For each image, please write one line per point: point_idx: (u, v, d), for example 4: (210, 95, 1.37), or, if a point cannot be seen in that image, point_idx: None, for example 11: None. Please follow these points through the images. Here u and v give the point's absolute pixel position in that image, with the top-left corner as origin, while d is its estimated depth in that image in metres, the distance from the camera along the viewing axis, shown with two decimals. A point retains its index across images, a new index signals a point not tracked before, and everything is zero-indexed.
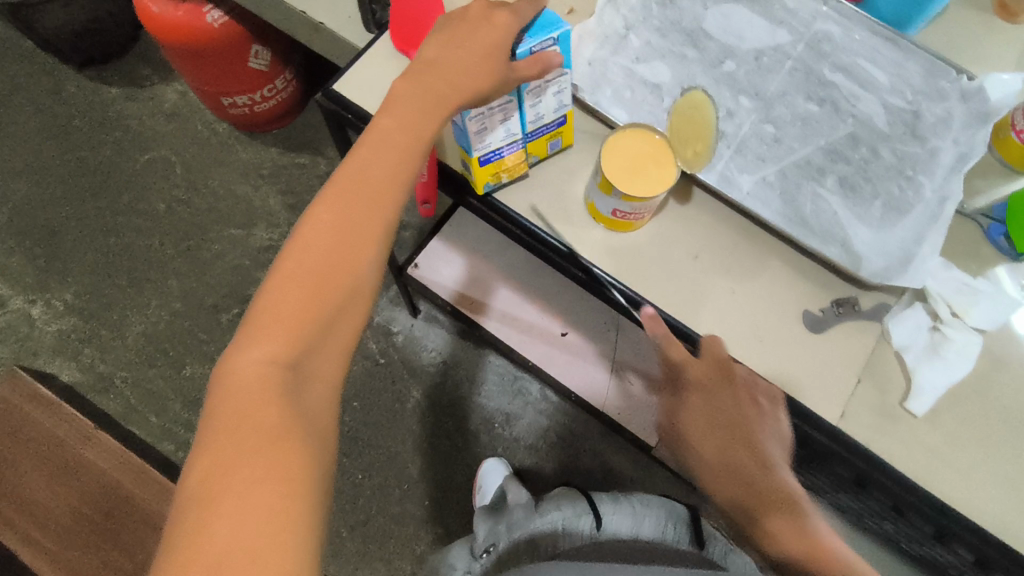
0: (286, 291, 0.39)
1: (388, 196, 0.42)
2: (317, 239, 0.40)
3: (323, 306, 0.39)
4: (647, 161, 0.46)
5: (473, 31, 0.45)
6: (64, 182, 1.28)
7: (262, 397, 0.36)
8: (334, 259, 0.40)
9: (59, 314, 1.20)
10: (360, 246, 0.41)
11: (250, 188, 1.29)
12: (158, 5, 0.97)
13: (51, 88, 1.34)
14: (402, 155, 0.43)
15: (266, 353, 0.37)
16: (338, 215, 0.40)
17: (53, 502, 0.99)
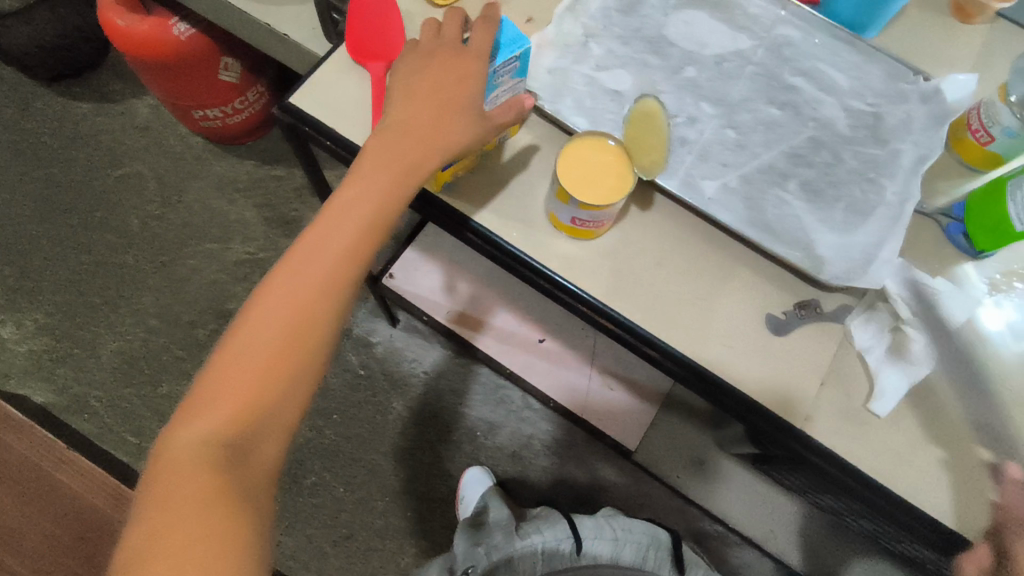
0: (242, 358, 0.41)
1: (347, 265, 0.43)
2: (276, 307, 0.42)
3: (278, 374, 0.41)
4: (604, 169, 0.47)
5: (445, 85, 0.47)
6: (34, 200, 1.26)
7: (205, 465, 0.38)
8: (291, 329, 0.42)
9: (31, 333, 1.18)
10: (315, 316, 0.42)
11: (225, 201, 1.27)
12: (123, 19, 0.97)
13: (20, 104, 1.32)
14: (362, 218, 0.44)
15: (214, 420, 0.39)
16: (295, 287, 0.42)
17: (23, 527, 0.96)
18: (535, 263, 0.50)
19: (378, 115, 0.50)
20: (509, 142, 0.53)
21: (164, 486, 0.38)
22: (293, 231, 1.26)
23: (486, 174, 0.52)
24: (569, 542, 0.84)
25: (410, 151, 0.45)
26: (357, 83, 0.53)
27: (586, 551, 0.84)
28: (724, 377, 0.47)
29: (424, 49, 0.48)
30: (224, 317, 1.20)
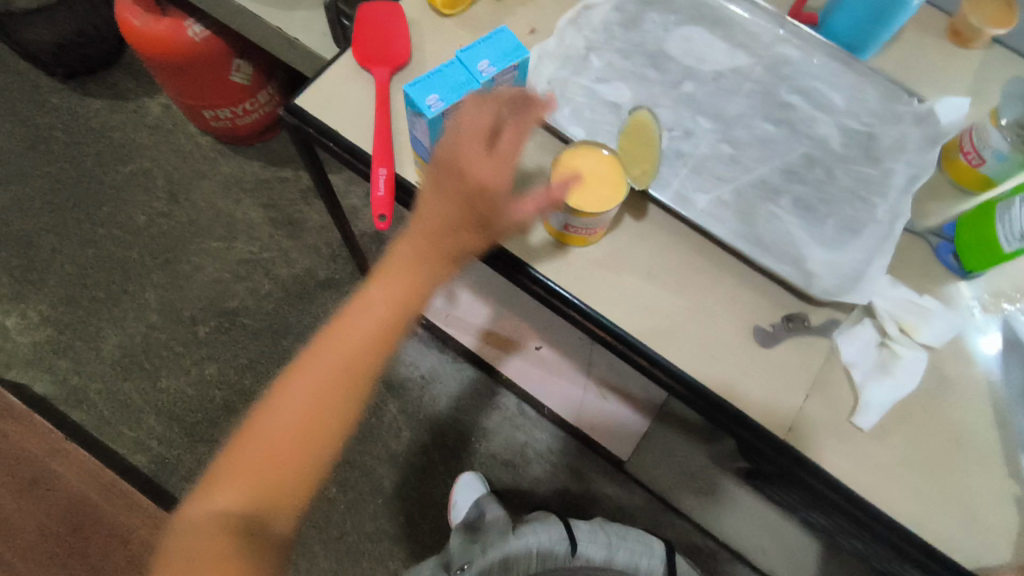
0: (266, 438, 0.43)
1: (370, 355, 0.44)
2: (302, 395, 0.43)
3: (298, 460, 0.43)
4: (599, 178, 0.48)
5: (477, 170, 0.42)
6: (44, 193, 1.28)
7: (220, 532, 0.41)
8: (315, 418, 0.43)
9: (35, 324, 1.19)
10: (330, 403, 0.43)
11: (231, 201, 1.29)
12: (139, 19, 0.99)
13: (34, 99, 1.34)
14: (381, 309, 0.44)
15: (233, 491, 0.42)
16: (314, 374, 0.44)
17: (16, 516, 0.97)
18: (535, 272, 0.50)
19: (381, 119, 0.51)
20: None
21: (187, 542, 0.42)
22: (297, 232, 1.28)
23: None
24: (562, 545, 0.83)
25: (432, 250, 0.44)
26: (361, 87, 0.54)
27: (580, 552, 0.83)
28: (710, 387, 0.47)
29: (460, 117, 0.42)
30: (226, 315, 1.22)
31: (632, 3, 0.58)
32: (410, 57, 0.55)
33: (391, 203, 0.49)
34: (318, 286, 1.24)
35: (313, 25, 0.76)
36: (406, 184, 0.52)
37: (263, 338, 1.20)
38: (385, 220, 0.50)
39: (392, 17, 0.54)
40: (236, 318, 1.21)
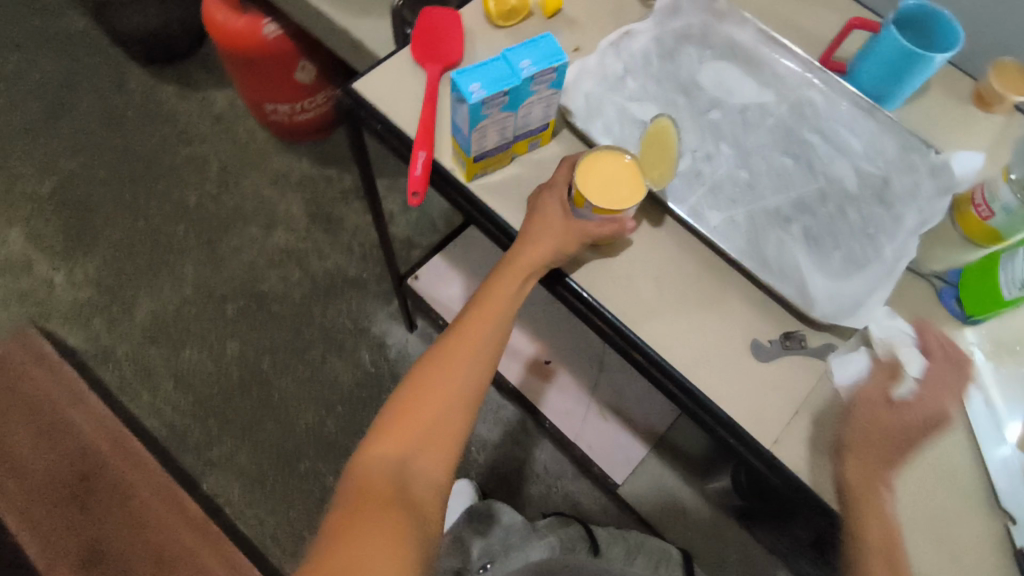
0: (419, 405, 0.49)
1: (496, 338, 0.53)
2: (448, 368, 0.51)
3: (447, 421, 0.49)
4: (620, 179, 0.52)
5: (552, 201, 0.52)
6: (108, 164, 1.37)
7: (382, 481, 0.46)
8: (460, 385, 0.51)
9: (79, 283, 1.26)
10: (467, 373, 0.51)
11: (277, 193, 1.36)
12: (222, 15, 1.09)
13: (115, 80, 1.45)
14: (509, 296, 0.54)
15: (389, 449, 0.48)
16: (453, 351, 0.52)
17: (34, 456, 1.02)
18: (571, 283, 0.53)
19: (427, 108, 0.56)
20: (538, 150, 0.58)
21: (351, 495, 0.45)
22: (333, 229, 1.34)
23: (512, 171, 0.57)
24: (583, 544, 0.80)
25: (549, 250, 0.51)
26: (413, 80, 0.59)
27: (603, 553, 0.80)
28: (699, 387, 0.49)
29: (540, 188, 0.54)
30: (255, 298, 1.27)
31: (671, 36, 0.63)
32: (461, 60, 0.60)
33: (426, 183, 0.54)
34: (345, 282, 1.29)
35: (376, 32, 0.83)
36: (441, 170, 0.56)
37: (286, 323, 1.25)
38: (418, 198, 0.55)
39: (449, 23, 0.60)
40: (264, 302, 1.27)
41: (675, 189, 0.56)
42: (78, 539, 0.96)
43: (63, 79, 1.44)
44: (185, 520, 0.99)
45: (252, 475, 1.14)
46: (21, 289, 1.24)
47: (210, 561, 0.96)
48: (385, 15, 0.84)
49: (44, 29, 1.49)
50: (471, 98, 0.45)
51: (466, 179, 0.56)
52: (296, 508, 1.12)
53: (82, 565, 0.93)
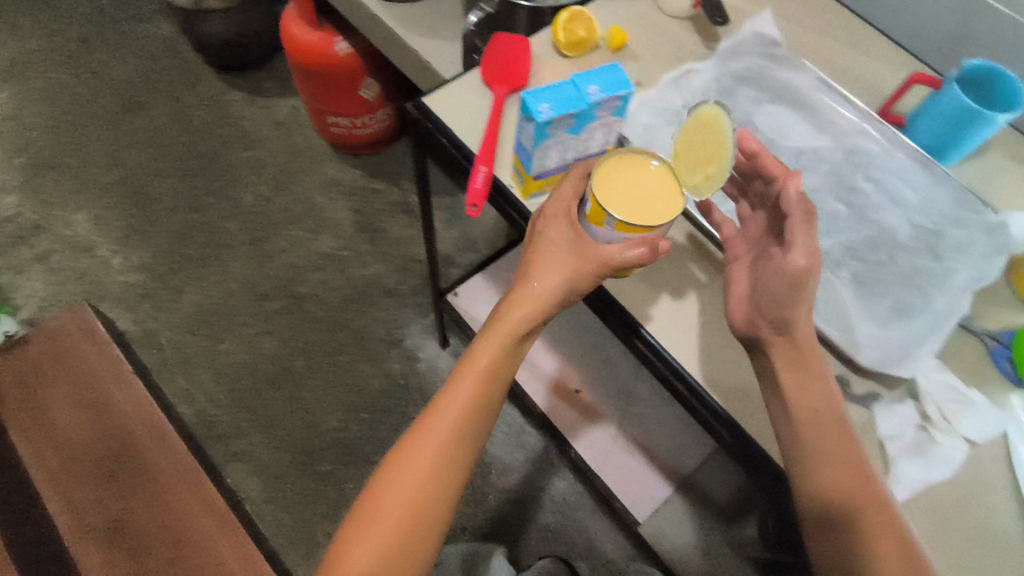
0: (393, 497, 0.52)
1: (477, 416, 0.54)
2: (420, 457, 0.52)
3: (426, 510, 0.52)
4: (649, 191, 0.53)
5: (555, 247, 0.53)
6: (173, 159, 1.44)
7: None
8: (434, 474, 0.52)
9: (134, 268, 1.31)
10: (443, 458, 0.53)
11: (327, 200, 1.41)
12: (298, 29, 1.16)
13: (189, 83, 1.54)
14: (488, 376, 0.54)
15: (367, 542, 0.50)
16: (430, 435, 0.53)
17: (73, 429, 1.05)
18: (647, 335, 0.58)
19: (491, 126, 0.59)
20: None
21: None
22: (378, 240, 1.37)
23: None
24: None
25: (538, 308, 0.54)
26: (479, 99, 0.62)
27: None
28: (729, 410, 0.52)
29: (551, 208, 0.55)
30: (294, 299, 1.30)
31: (730, 76, 0.64)
32: (528, 84, 0.62)
33: (485, 196, 0.56)
34: (384, 292, 1.32)
35: (443, 55, 0.87)
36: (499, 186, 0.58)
37: (322, 327, 1.28)
38: (476, 210, 0.57)
39: (519, 49, 0.63)
40: (303, 303, 1.30)
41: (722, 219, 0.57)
42: (104, 514, 0.98)
43: (142, 78, 1.53)
44: (207, 509, 1.00)
45: (274, 472, 1.15)
46: (78, 269, 1.29)
47: (228, 554, 0.96)
48: (454, 41, 0.89)
49: (131, 31, 1.59)
50: (539, 117, 0.47)
51: (523, 197, 0.58)
52: (312, 510, 1.13)
53: (102, 541, 0.96)
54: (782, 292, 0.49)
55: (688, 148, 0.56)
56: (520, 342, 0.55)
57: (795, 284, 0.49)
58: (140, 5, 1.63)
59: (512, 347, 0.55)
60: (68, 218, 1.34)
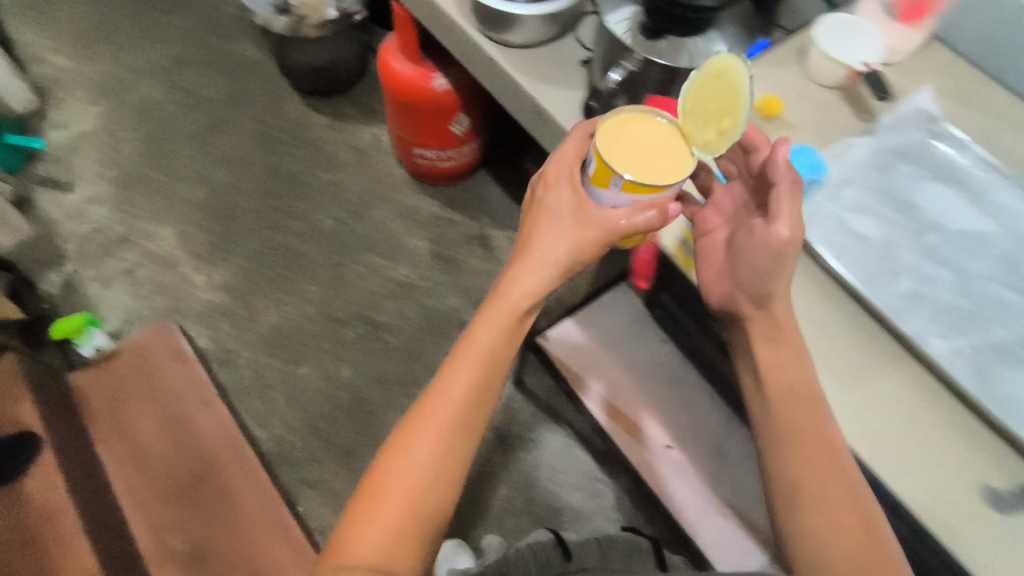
0: (398, 477, 0.56)
1: (476, 393, 0.60)
2: (422, 432, 0.57)
3: (430, 482, 0.56)
4: (660, 148, 0.61)
5: (555, 224, 0.64)
6: (257, 180, 1.46)
7: (364, 546, 0.53)
8: (438, 453, 0.57)
9: (215, 286, 1.32)
10: (446, 433, 0.58)
11: (406, 228, 1.41)
12: (398, 63, 1.19)
13: (274, 105, 1.56)
14: (489, 353, 0.61)
15: (373, 511, 0.54)
16: (433, 413, 0.58)
17: (158, 448, 1.07)
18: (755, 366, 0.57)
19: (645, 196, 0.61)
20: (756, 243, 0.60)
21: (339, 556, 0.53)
22: (455, 272, 1.37)
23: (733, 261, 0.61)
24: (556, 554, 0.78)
25: (537, 278, 0.63)
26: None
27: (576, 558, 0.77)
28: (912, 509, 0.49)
29: (552, 192, 0.65)
30: (371, 327, 1.30)
31: (887, 151, 0.63)
32: None
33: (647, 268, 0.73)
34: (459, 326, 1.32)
35: (564, 103, 0.87)
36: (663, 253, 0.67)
37: (397, 357, 1.28)
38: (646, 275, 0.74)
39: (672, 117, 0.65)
40: (378, 331, 1.30)
41: (878, 288, 0.57)
42: (185, 536, 1.00)
43: (232, 99, 1.57)
44: (285, 540, 1.00)
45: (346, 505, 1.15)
46: (163, 284, 1.31)
47: None
48: (574, 90, 0.89)
49: (223, 52, 1.63)
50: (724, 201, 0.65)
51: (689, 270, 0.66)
52: None
53: (184, 566, 0.98)
54: (764, 261, 0.55)
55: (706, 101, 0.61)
56: (515, 324, 0.63)
57: (776, 255, 0.54)
58: (233, 26, 1.67)
59: (513, 328, 0.63)
60: (156, 233, 1.36)
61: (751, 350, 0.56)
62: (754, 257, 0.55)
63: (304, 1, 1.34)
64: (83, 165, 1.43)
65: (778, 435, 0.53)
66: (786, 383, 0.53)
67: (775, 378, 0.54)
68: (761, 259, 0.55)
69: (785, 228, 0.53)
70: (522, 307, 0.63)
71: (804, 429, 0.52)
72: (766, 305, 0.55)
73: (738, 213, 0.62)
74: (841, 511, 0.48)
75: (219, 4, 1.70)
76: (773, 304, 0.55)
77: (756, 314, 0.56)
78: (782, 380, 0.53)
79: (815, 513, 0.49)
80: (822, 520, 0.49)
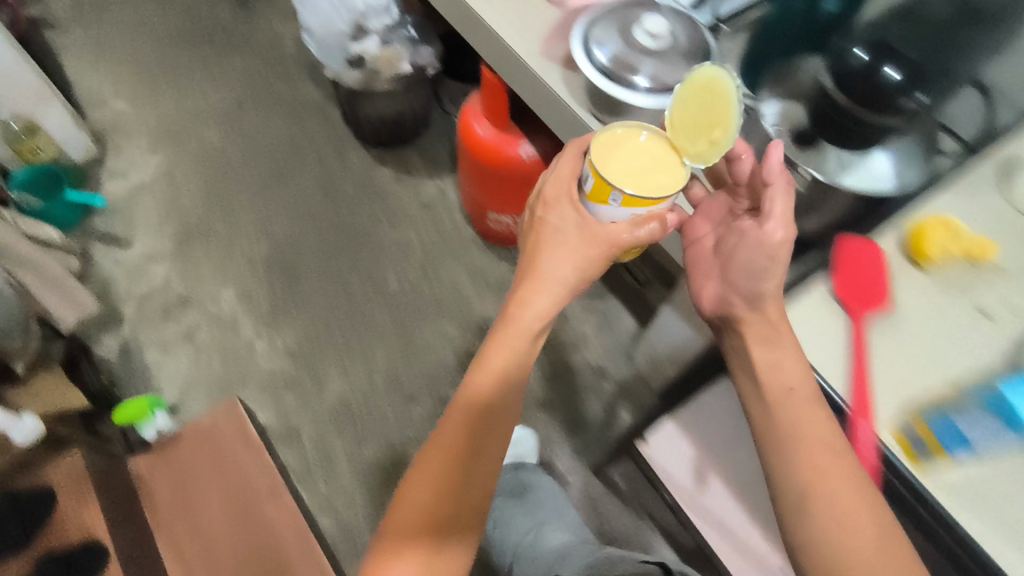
0: (411, 525, 0.53)
1: (490, 417, 0.58)
2: (437, 462, 0.55)
3: (449, 516, 0.54)
4: (651, 161, 0.61)
5: (564, 240, 0.62)
6: (318, 235, 1.39)
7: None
8: (450, 492, 0.54)
9: (277, 354, 1.25)
10: (463, 461, 0.56)
11: (476, 293, 1.34)
12: (482, 128, 1.12)
13: (337, 154, 1.49)
14: (504, 375, 0.59)
15: (395, 545, 0.53)
16: (448, 441, 0.56)
17: (225, 543, 0.99)
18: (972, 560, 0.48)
19: (859, 374, 0.53)
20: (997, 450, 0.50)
21: None
22: None
23: (971, 465, 0.50)
24: None
25: (548, 294, 0.61)
26: (833, 323, 0.56)
27: None
28: None
29: (555, 209, 0.63)
30: (442, 402, 1.23)
31: None
32: (891, 305, 0.56)
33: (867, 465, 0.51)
34: (534, 404, 1.25)
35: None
36: (888, 458, 0.51)
37: None
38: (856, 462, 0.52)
39: (874, 260, 0.58)
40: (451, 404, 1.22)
41: None
42: None
43: (292, 145, 1.50)
44: None
45: None
46: (224, 350, 1.24)
47: None
48: None
49: (284, 95, 1.56)
50: None
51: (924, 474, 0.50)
52: None
53: None
54: (760, 264, 0.56)
55: (693, 114, 0.61)
56: (530, 343, 0.60)
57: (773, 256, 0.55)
58: (295, 68, 1.61)
59: (528, 346, 0.60)
60: (216, 293, 1.30)
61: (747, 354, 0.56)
62: (747, 259, 0.57)
63: (379, 55, 1.27)
64: (142, 218, 1.38)
65: (783, 445, 0.52)
66: (787, 384, 0.53)
67: (774, 381, 0.53)
68: (756, 258, 0.56)
69: (780, 226, 0.54)
70: (532, 328, 0.60)
71: (818, 454, 0.50)
72: (761, 307, 0.56)
73: (726, 219, 0.64)
74: (862, 544, 0.47)
75: (281, 45, 1.65)
76: (765, 303, 0.56)
77: (749, 316, 0.57)
78: (782, 381, 0.53)
79: (836, 521, 0.48)
80: (840, 530, 0.48)
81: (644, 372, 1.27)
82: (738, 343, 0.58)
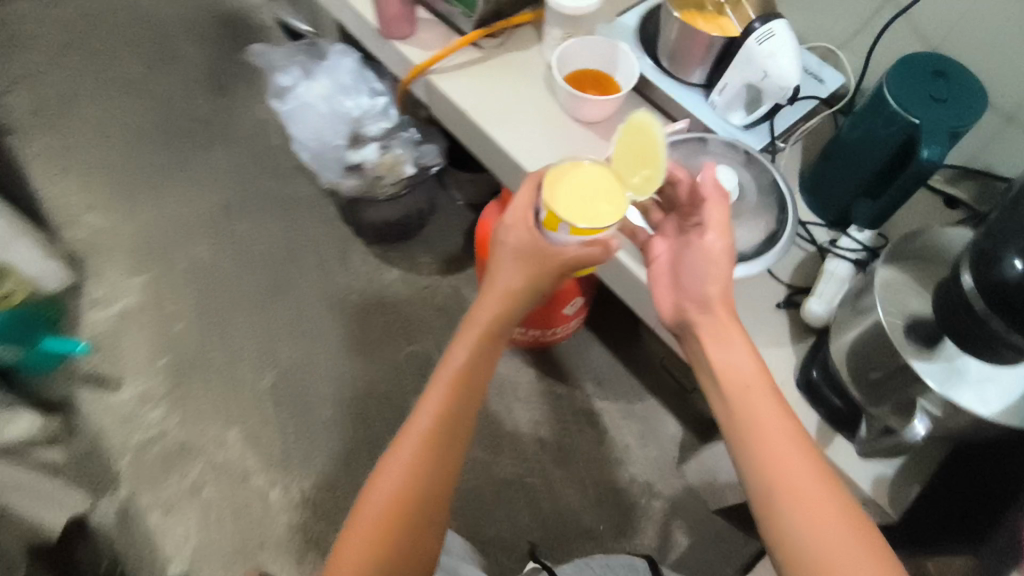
0: (415, 428, 0.68)
1: (477, 360, 0.71)
2: (436, 385, 0.70)
3: (446, 418, 0.68)
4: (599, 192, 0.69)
5: (526, 246, 0.72)
6: (327, 356, 1.28)
7: (396, 462, 0.66)
8: (449, 402, 0.69)
9: (294, 504, 1.14)
10: (456, 384, 0.70)
11: (504, 408, 1.24)
12: None
13: (339, 257, 1.38)
14: (486, 330, 0.72)
15: (404, 434, 0.68)
16: (444, 371, 0.71)
17: None
18: None
19: None
20: None
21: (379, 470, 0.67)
22: (565, 460, 1.21)
23: None
24: None
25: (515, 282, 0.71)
26: None
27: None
28: None
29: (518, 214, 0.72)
30: (482, 544, 1.14)
31: None
32: None
33: None
34: (579, 533, 1.15)
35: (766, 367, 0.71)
36: None
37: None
38: None
39: None
40: (490, 546, 1.14)
41: None
42: None
43: (288, 252, 1.38)
44: None
45: None
46: (236, 506, 1.13)
47: None
48: (776, 350, 0.72)
49: (275, 194, 1.45)
50: None
51: None
52: None
53: None
54: (703, 265, 0.66)
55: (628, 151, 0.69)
56: (510, 310, 0.73)
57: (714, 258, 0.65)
58: (284, 160, 1.49)
59: (505, 311, 0.73)
60: (221, 438, 1.19)
61: (705, 356, 0.64)
62: (696, 266, 0.67)
63: (379, 161, 1.13)
64: (130, 354, 1.25)
65: (746, 437, 0.57)
66: (746, 379, 0.60)
67: (726, 360, 0.61)
68: (701, 263, 0.66)
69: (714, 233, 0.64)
70: (505, 302, 0.73)
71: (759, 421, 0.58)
72: (708, 308, 0.65)
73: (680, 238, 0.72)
74: (821, 507, 0.52)
75: (267, 135, 1.52)
76: (714, 303, 0.65)
77: (702, 318, 0.66)
78: (741, 377, 0.60)
79: (796, 495, 0.53)
80: (802, 505, 0.52)
81: (696, 487, 1.17)
82: (695, 346, 0.66)
